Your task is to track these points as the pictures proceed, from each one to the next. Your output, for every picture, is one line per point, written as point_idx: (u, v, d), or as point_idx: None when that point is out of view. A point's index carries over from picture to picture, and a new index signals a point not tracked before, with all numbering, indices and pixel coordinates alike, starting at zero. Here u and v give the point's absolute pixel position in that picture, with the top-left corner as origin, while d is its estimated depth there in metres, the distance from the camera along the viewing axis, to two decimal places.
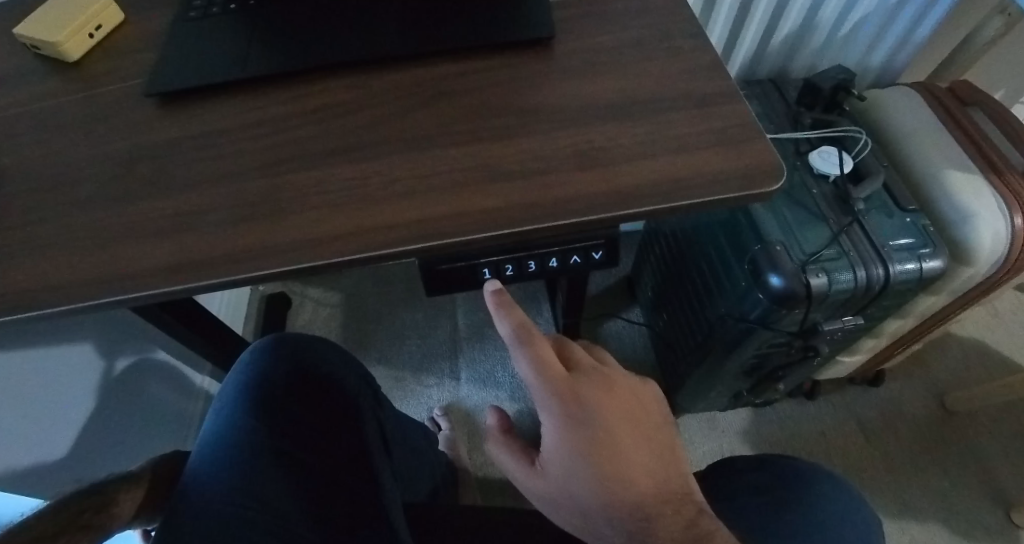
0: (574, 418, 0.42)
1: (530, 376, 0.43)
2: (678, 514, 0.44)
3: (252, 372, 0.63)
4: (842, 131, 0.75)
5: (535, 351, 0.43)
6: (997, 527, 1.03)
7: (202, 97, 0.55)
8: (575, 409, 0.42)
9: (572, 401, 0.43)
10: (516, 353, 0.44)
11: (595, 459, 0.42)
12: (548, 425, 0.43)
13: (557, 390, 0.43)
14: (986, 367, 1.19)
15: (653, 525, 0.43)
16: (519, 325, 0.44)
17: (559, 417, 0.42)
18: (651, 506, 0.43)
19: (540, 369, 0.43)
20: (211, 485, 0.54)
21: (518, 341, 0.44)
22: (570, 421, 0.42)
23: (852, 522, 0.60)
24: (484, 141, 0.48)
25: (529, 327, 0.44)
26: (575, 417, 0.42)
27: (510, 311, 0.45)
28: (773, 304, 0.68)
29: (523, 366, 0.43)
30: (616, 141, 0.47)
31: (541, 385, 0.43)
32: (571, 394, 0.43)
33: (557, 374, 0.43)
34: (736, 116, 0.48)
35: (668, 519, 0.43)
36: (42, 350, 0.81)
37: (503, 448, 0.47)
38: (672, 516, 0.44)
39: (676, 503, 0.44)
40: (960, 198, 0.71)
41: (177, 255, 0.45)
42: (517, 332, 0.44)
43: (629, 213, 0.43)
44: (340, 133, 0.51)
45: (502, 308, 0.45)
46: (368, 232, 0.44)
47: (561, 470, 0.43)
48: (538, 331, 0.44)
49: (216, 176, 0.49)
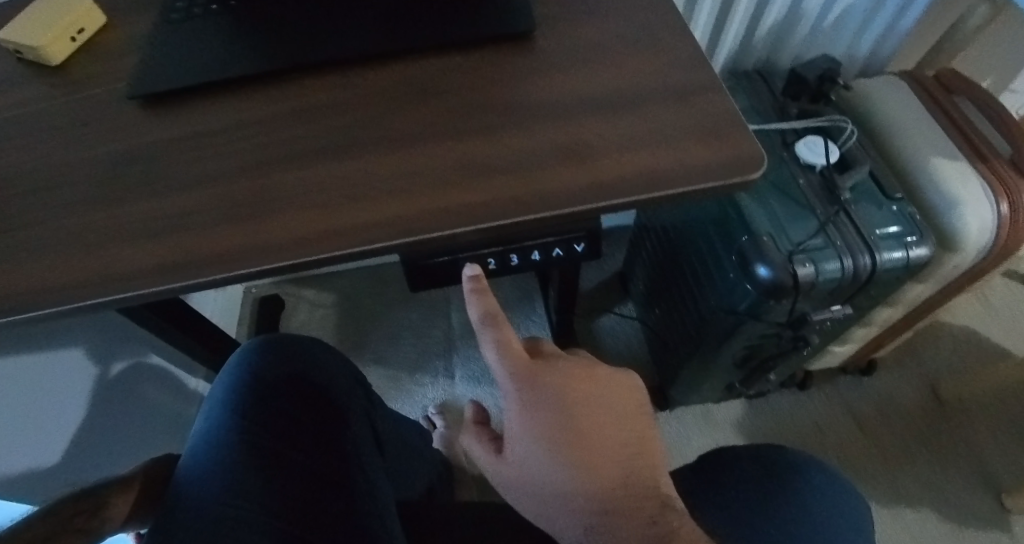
0: (532, 401, 0.45)
1: (496, 362, 0.46)
2: (641, 510, 0.43)
3: (243, 372, 0.63)
4: (829, 121, 0.74)
5: (501, 336, 0.46)
6: (989, 513, 1.04)
7: (182, 99, 0.54)
8: (533, 394, 0.45)
9: (529, 385, 0.45)
10: (483, 338, 0.46)
11: (552, 442, 0.44)
12: (511, 409, 0.46)
13: (519, 375, 0.45)
14: (978, 355, 1.19)
15: (613, 519, 0.42)
16: (487, 312, 0.45)
17: (519, 400, 0.45)
18: (610, 499, 0.43)
19: (504, 354, 0.46)
20: (203, 485, 0.53)
21: (486, 327, 0.46)
22: (527, 404, 0.45)
23: (833, 510, 0.61)
24: (466, 137, 0.48)
25: (495, 314, 0.45)
26: (530, 401, 0.45)
27: (484, 299, 0.46)
28: (762, 294, 0.68)
29: (489, 351, 0.46)
30: (602, 134, 0.47)
31: (504, 370, 0.46)
32: (531, 378, 0.45)
33: (520, 359, 0.46)
34: (721, 108, 0.48)
35: (628, 514, 0.43)
36: (39, 357, 0.80)
37: (475, 437, 0.50)
38: (635, 512, 0.43)
39: (641, 498, 0.44)
40: (945, 186, 0.72)
41: (159, 257, 0.45)
42: (484, 319, 0.45)
43: (612, 204, 0.43)
44: (326, 131, 0.50)
45: (477, 294, 0.46)
46: (350, 229, 0.44)
47: (520, 455, 0.45)
48: (504, 318, 0.45)
49: (197, 177, 0.49)
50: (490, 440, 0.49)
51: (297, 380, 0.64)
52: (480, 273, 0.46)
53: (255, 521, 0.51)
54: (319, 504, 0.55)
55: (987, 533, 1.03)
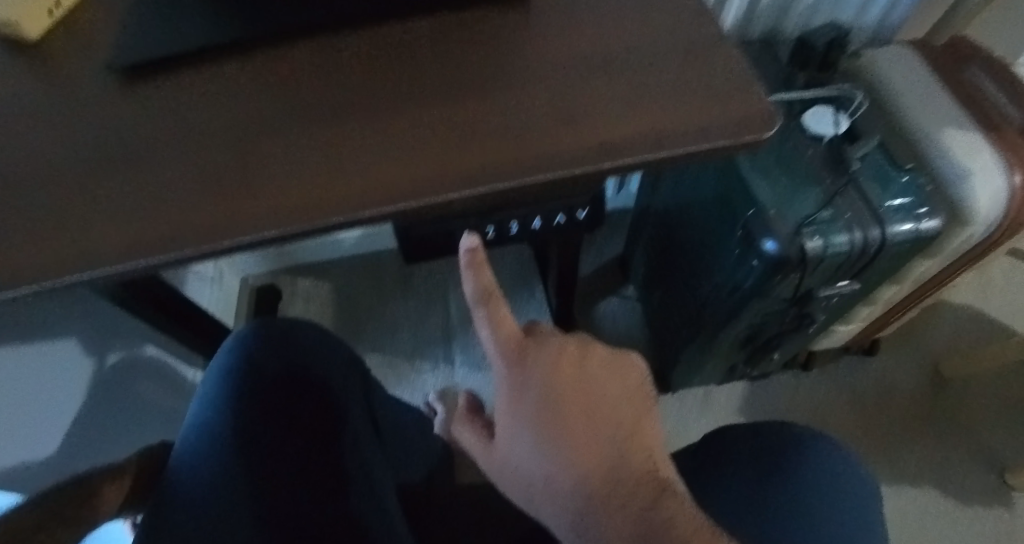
0: (518, 383, 0.43)
1: (488, 341, 0.44)
2: (632, 497, 0.40)
3: (231, 356, 0.59)
4: (837, 90, 0.72)
5: (494, 313, 0.43)
6: (991, 490, 1.04)
7: (153, 70, 0.50)
8: (520, 374, 0.43)
9: (518, 365, 0.44)
10: (475, 315, 0.43)
11: (538, 424, 0.42)
12: (499, 389, 0.45)
13: (508, 354, 0.44)
14: (980, 331, 1.18)
15: (600, 508, 0.40)
16: (482, 288, 0.41)
17: (506, 381, 0.44)
18: (602, 487, 0.40)
19: (495, 332, 0.43)
20: (196, 472, 0.51)
21: (478, 303, 0.42)
22: (513, 385, 0.44)
23: (838, 491, 0.58)
24: (460, 100, 0.46)
25: (490, 289, 0.41)
26: (518, 382, 0.43)
27: (480, 274, 0.40)
28: (768, 269, 0.66)
29: (483, 329, 0.43)
30: (603, 94, 0.45)
31: (496, 349, 0.43)
32: (519, 358, 0.44)
33: (511, 338, 0.43)
34: (727, 65, 0.45)
35: (618, 502, 0.40)
36: (30, 348, 0.77)
37: (466, 424, 0.49)
38: (626, 499, 0.40)
39: (634, 484, 0.41)
40: (955, 156, 0.70)
41: (139, 234, 0.42)
42: (477, 296, 0.41)
43: (617, 164, 0.41)
44: (310, 95, 0.48)
45: (472, 269, 0.40)
46: (340, 199, 0.42)
47: (509, 440, 0.44)
48: (498, 293, 0.42)
49: (175, 150, 0.46)
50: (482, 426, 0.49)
51: (288, 372, 0.59)
52: (479, 245, 0.39)
53: (253, 504, 0.52)
54: (308, 496, 0.54)
55: (989, 510, 1.03)
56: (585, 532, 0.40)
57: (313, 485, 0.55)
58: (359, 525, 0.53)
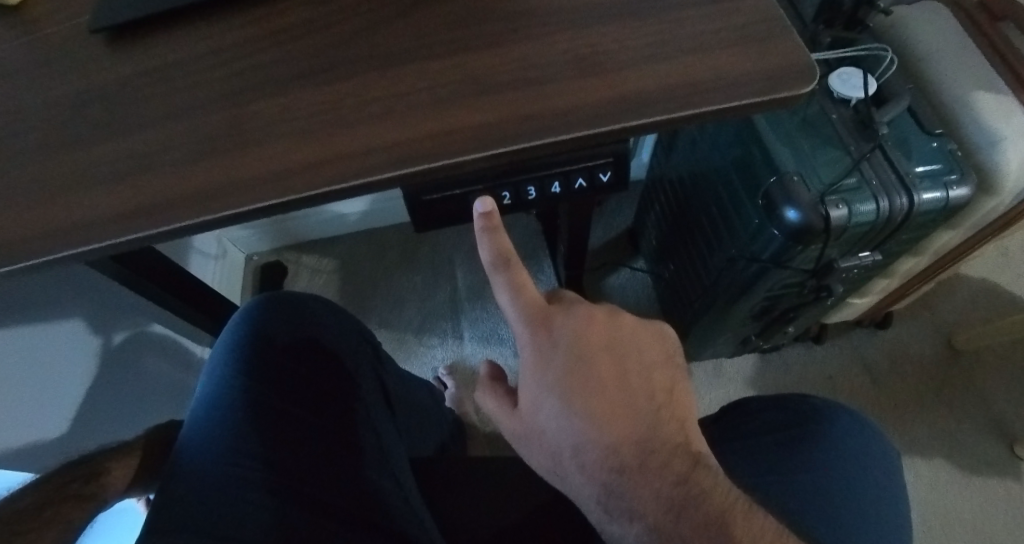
0: (542, 349, 0.41)
1: (509, 306, 0.41)
2: (665, 470, 0.41)
3: (245, 328, 0.58)
4: (865, 50, 0.69)
5: (513, 278, 0.40)
6: (1003, 460, 1.02)
7: (148, 30, 0.48)
8: (546, 338, 0.41)
9: (542, 330, 0.41)
10: (494, 282, 0.41)
11: (564, 391, 0.40)
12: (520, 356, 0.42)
13: (530, 319, 0.41)
14: (998, 301, 1.15)
15: (631, 478, 0.41)
16: (499, 253, 0.39)
17: (530, 346, 0.41)
18: (629, 454, 0.41)
19: (516, 297, 0.41)
20: (206, 448, 0.48)
21: (497, 270, 0.40)
22: (538, 351, 0.41)
23: (864, 462, 0.58)
24: (469, 53, 0.43)
25: (507, 255, 0.39)
26: (544, 347, 0.41)
27: (495, 239, 0.39)
28: (789, 239, 0.65)
29: (502, 296, 0.41)
30: (622, 43, 0.42)
31: (517, 314, 0.41)
32: (543, 323, 0.41)
33: (533, 303, 0.41)
34: (758, 11, 0.43)
35: (650, 474, 0.41)
36: (31, 324, 0.74)
37: (488, 393, 0.45)
38: (659, 471, 0.41)
39: (666, 456, 0.41)
40: (986, 122, 0.67)
41: (136, 200, 0.40)
42: (495, 262, 0.40)
43: (638, 124, 0.39)
44: (309, 49, 0.45)
45: (488, 233, 0.39)
46: (344, 159, 0.40)
47: (532, 409, 0.41)
48: (517, 259, 0.40)
49: (173, 111, 0.43)
50: (506, 393, 0.44)
51: (305, 342, 0.60)
52: (493, 209, 0.39)
53: (260, 479, 0.48)
54: (322, 469, 0.52)
55: (999, 481, 1.01)
56: (616, 503, 0.41)
57: (324, 454, 0.53)
58: (376, 501, 0.52)
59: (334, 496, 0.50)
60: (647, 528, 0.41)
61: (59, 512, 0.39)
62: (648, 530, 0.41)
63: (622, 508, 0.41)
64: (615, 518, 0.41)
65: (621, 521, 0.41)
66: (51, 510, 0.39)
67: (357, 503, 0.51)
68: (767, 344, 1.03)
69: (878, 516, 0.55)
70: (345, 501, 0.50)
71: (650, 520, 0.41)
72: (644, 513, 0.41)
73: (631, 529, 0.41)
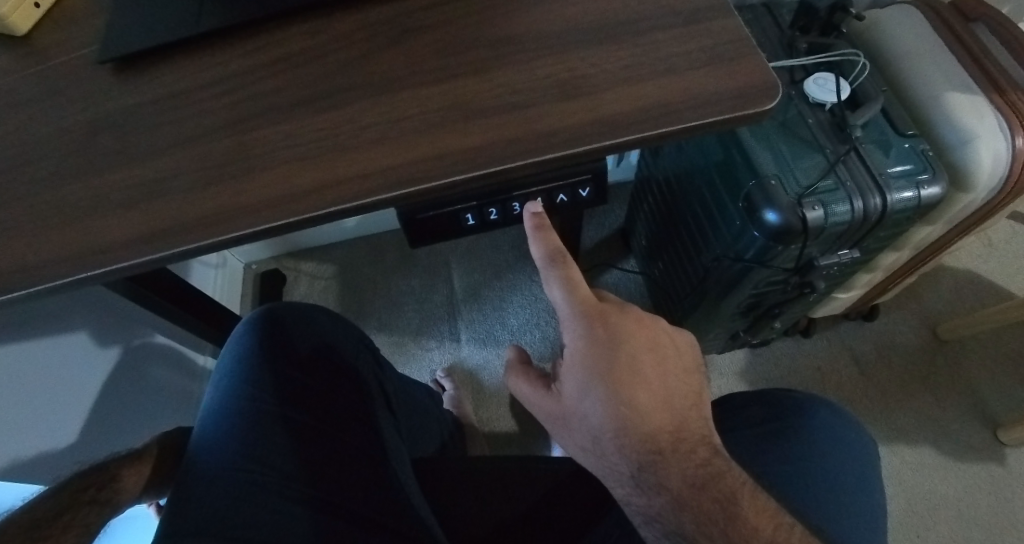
0: (600, 340, 0.45)
1: (559, 299, 0.46)
2: (692, 454, 0.46)
3: (247, 343, 0.60)
4: (839, 55, 0.72)
5: (567, 275, 0.46)
6: (987, 445, 1.05)
7: (156, 61, 0.50)
8: (603, 330, 0.45)
9: (599, 323, 0.45)
10: (547, 277, 0.46)
11: (612, 382, 0.44)
12: (573, 345, 0.46)
13: (584, 313, 0.46)
14: (982, 292, 1.18)
15: (667, 460, 0.45)
16: (553, 250, 0.45)
17: (585, 335, 0.45)
18: (664, 440, 0.45)
19: (570, 293, 0.46)
20: (217, 454, 0.51)
21: (551, 267, 0.46)
22: (597, 342, 0.45)
23: (847, 446, 0.61)
24: (457, 79, 0.46)
25: (560, 251, 0.45)
26: (601, 339, 0.45)
27: (546, 237, 0.46)
28: (770, 240, 0.68)
29: (555, 290, 0.46)
30: (600, 67, 0.44)
31: (570, 307, 0.46)
32: (599, 317, 0.46)
33: (586, 300, 0.46)
34: (727, 33, 0.45)
35: (681, 457, 0.45)
36: (39, 339, 0.77)
37: (521, 377, 0.51)
38: (687, 455, 0.46)
39: (693, 443, 0.46)
40: (958, 120, 0.70)
41: (146, 225, 0.42)
42: (551, 258, 0.46)
43: (615, 143, 0.41)
44: (307, 79, 0.47)
45: (540, 230, 0.46)
46: (339, 184, 0.42)
47: (576, 392, 0.46)
48: (570, 256, 0.46)
49: (181, 138, 0.46)
50: (537, 378, 0.50)
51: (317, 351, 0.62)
52: (543, 212, 0.47)
53: (266, 483, 0.51)
54: (350, 479, 0.55)
55: (981, 465, 1.04)
56: (646, 477, 0.45)
57: (354, 469, 0.56)
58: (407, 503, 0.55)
59: (371, 508, 0.54)
60: (670, 502, 0.45)
61: (76, 518, 0.41)
62: (671, 502, 0.45)
63: (650, 482, 0.45)
64: (643, 493, 0.45)
65: (649, 494, 0.45)
66: (67, 515, 0.41)
67: (371, 507, 0.54)
68: (756, 340, 1.06)
69: (854, 503, 0.58)
70: (351, 513, 0.53)
71: (675, 493, 0.45)
72: (670, 486, 0.45)
73: (659, 500, 0.45)
